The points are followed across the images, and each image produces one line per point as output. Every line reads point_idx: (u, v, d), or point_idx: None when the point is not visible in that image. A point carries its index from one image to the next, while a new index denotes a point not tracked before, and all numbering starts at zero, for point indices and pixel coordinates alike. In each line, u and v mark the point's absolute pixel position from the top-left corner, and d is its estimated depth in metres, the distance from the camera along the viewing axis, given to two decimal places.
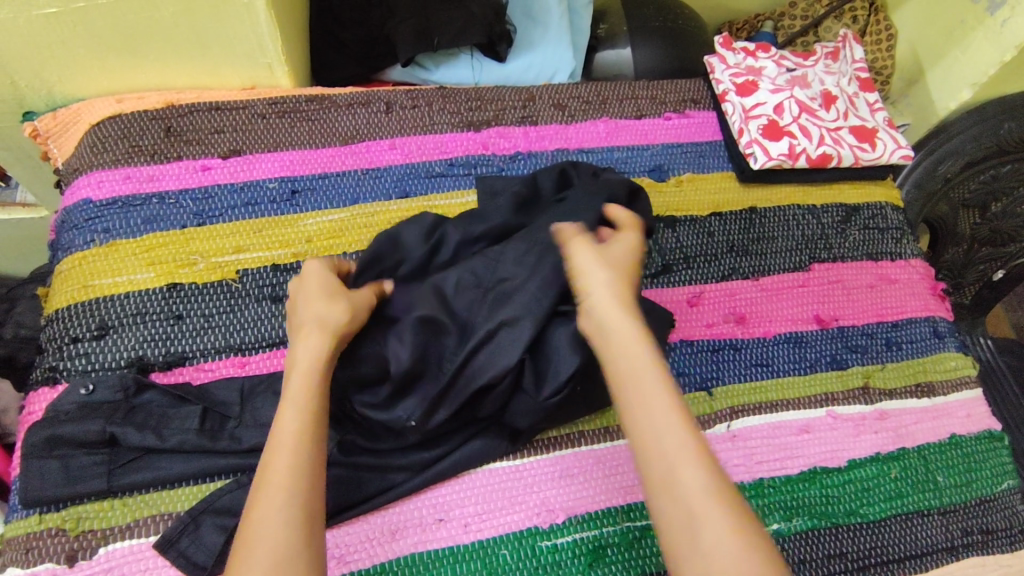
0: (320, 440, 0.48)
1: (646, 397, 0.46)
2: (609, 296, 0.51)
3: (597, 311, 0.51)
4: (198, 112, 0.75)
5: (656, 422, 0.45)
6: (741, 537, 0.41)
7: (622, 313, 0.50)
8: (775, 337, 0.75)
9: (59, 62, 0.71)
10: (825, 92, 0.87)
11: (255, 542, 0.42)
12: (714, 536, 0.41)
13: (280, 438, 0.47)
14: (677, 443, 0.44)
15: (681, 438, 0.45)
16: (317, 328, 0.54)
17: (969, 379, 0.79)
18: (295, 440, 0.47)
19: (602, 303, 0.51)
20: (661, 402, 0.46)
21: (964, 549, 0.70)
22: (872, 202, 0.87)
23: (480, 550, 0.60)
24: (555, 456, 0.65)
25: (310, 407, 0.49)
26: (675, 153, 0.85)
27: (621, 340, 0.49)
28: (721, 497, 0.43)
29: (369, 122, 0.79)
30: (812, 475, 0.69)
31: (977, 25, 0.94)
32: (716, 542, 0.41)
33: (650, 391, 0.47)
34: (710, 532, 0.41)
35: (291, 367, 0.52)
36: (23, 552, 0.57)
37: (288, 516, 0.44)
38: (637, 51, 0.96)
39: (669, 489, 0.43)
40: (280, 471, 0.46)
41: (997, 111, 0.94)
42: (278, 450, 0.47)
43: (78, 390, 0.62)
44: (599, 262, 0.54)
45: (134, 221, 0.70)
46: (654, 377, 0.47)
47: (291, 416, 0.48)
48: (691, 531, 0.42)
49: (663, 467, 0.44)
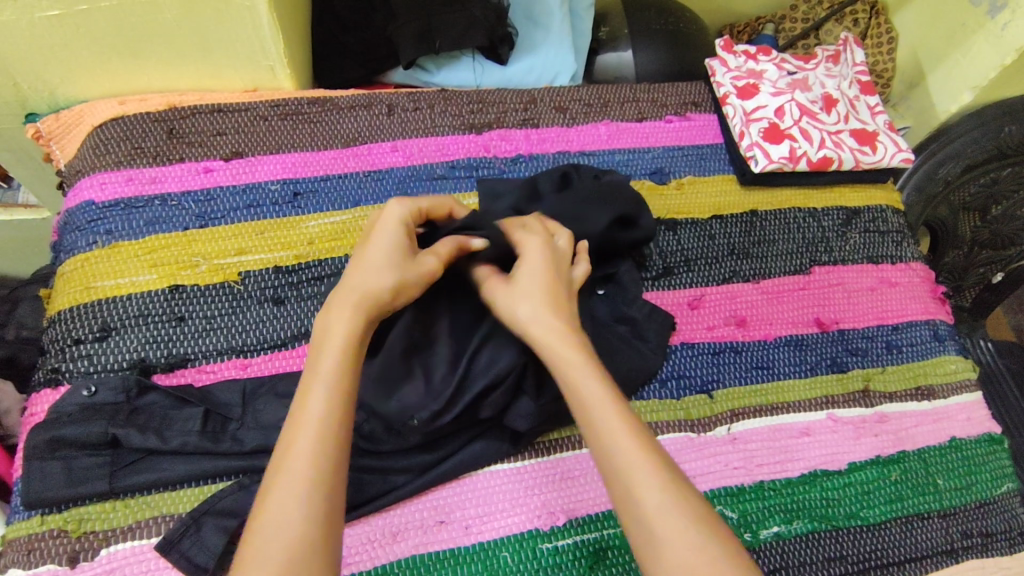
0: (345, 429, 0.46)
1: (599, 418, 0.46)
2: (545, 319, 0.51)
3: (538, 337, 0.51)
4: (201, 115, 0.76)
5: (608, 442, 0.46)
6: (702, 544, 0.42)
7: (561, 338, 0.50)
8: (775, 340, 0.76)
9: (62, 64, 0.71)
10: (826, 95, 0.88)
11: (273, 535, 0.41)
12: (676, 549, 0.41)
13: (305, 422, 0.45)
14: (630, 460, 0.45)
15: (636, 458, 0.45)
16: (360, 296, 0.50)
17: (969, 382, 0.79)
18: (321, 430, 0.45)
19: (537, 335, 0.51)
20: (610, 421, 0.46)
21: (964, 552, 0.70)
22: (873, 205, 0.87)
23: (481, 553, 0.60)
24: (556, 458, 0.65)
25: (338, 390, 0.46)
26: (676, 155, 0.85)
27: (566, 364, 0.49)
28: (679, 507, 0.43)
29: (371, 124, 0.79)
30: (812, 478, 0.69)
31: (978, 28, 0.94)
32: (679, 555, 0.41)
33: (599, 411, 0.47)
34: (671, 545, 0.42)
35: (324, 341, 0.49)
36: (25, 553, 0.57)
37: (309, 510, 0.42)
38: (638, 54, 0.96)
39: (630, 509, 0.44)
40: (302, 459, 0.44)
41: (998, 115, 0.93)
42: (300, 437, 0.44)
43: (80, 392, 0.62)
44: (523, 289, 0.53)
45: (137, 223, 0.70)
46: (600, 396, 0.47)
47: (317, 403, 0.46)
48: (655, 551, 0.42)
49: (620, 487, 0.45)
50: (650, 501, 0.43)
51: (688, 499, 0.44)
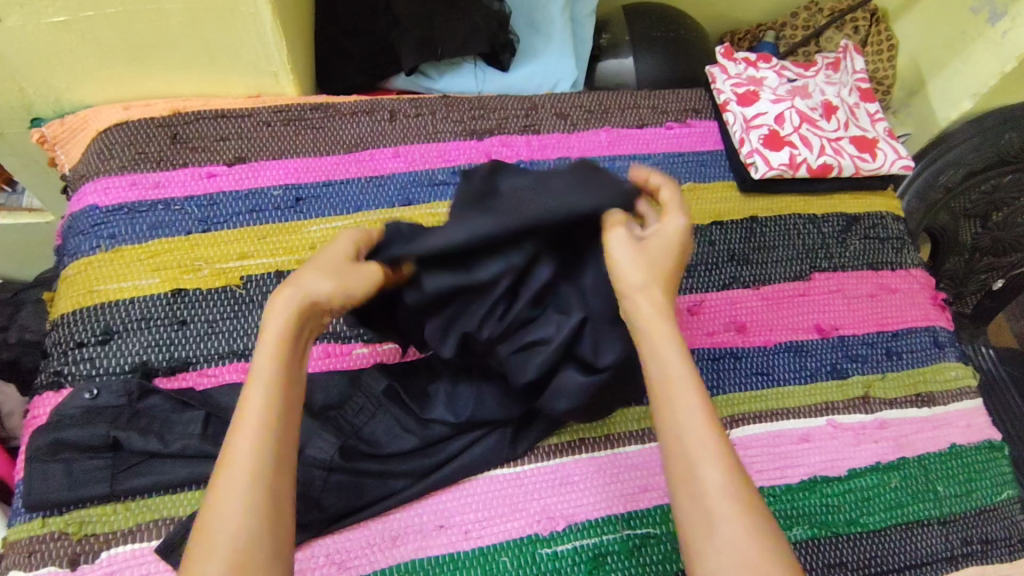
0: (281, 482, 0.42)
1: (677, 391, 0.45)
2: (647, 287, 0.48)
3: (633, 302, 0.48)
4: (205, 120, 0.76)
5: (678, 417, 0.45)
6: (754, 531, 0.41)
7: (655, 307, 0.48)
8: (775, 346, 0.76)
9: (67, 71, 0.72)
10: (826, 103, 0.88)
11: (216, 529, 0.40)
12: (727, 533, 0.41)
13: (247, 414, 0.43)
14: (696, 439, 0.44)
15: (705, 438, 0.44)
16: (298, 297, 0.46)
17: (969, 389, 0.79)
18: (252, 483, 0.41)
19: (635, 302, 0.48)
20: (684, 394, 0.45)
21: (964, 559, 0.70)
22: (872, 212, 0.88)
23: (480, 557, 0.60)
24: (557, 463, 0.65)
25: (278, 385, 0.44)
26: (677, 162, 0.85)
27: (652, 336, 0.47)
28: (738, 492, 0.42)
29: (373, 130, 0.80)
30: (812, 485, 0.69)
31: (977, 36, 0.94)
32: (732, 538, 0.41)
33: (676, 385, 0.45)
34: (724, 523, 0.41)
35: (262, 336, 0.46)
36: (26, 555, 0.57)
37: (253, 506, 0.41)
38: (640, 61, 0.97)
39: (689, 487, 0.43)
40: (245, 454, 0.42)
41: (998, 122, 0.94)
42: (227, 480, 0.41)
43: (82, 395, 0.63)
44: (640, 253, 0.50)
45: (140, 227, 0.71)
46: (680, 372, 0.46)
47: (260, 395, 0.44)
48: (705, 527, 0.41)
49: (680, 455, 0.44)
50: (708, 480, 0.42)
51: (746, 486, 0.43)
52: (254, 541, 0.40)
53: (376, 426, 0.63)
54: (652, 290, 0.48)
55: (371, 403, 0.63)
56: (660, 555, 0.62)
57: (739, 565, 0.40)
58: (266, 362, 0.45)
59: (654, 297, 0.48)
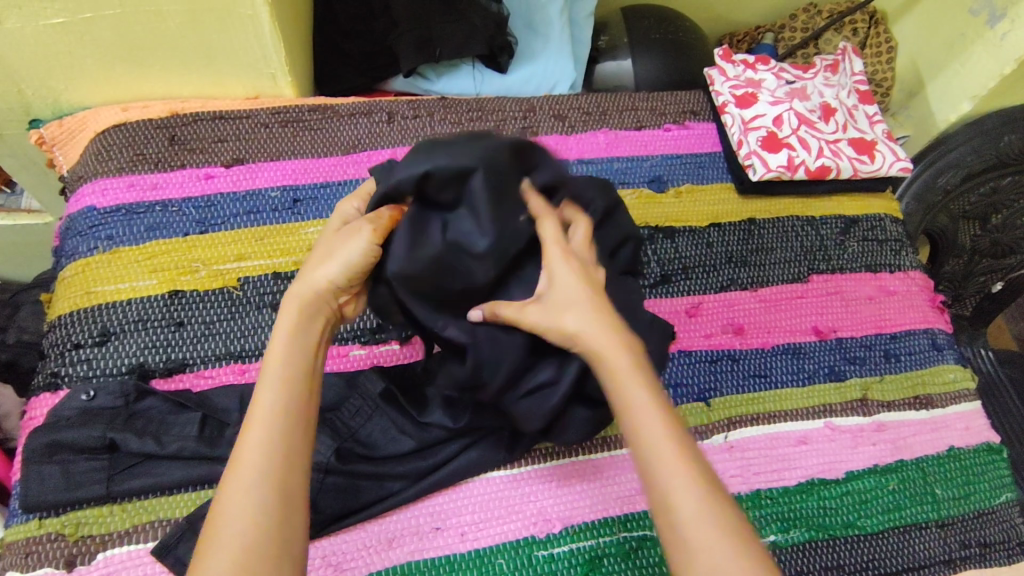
0: (290, 479, 0.43)
1: (646, 423, 0.45)
2: (596, 329, 0.48)
3: (590, 346, 0.47)
4: (203, 122, 0.76)
5: (649, 449, 0.44)
6: (739, 554, 0.40)
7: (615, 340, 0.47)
8: (773, 348, 0.76)
9: (65, 72, 0.72)
10: (825, 104, 0.88)
11: (225, 525, 0.41)
12: (710, 568, 0.40)
13: (257, 414, 0.45)
14: (670, 472, 0.43)
15: (679, 467, 0.43)
16: (296, 292, 0.50)
17: (968, 392, 0.79)
18: (262, 478, 0.42)
19: (588, 342, 0.47)
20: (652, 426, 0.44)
21: (961, 562, 0.70)
22: (871, 214, 0.88)
23: (476, 560, 0.60)
24: (554, 465, 0.65)
25: (288, 385, 0.46)
26: (675, 163, 0.85)
27: (616, 371, 0.46)
28: (717, 520, 0.41)
29: (371, 131, 0.80)
30: (809, 487, 0.69)
31: (976, 38, 0.94)
32: (718, 570, 0.40)
33: (643, 420, 0.45)
34: (706, 553, 0.40)
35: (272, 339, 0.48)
36: (22, 557, 0.57)
37: (263, 501, 0.42)
38: (638, 63, 0.97)
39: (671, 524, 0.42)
40: (254, 452, 0.43)
41: (997, 124, 0.94)
42: (238, 478, 0.42)
43: (78, 396, 0.63)
44: (555, 302, 0.49)
45: (138, 228, 0.71)
46: (647, 406, 0.45)
47: (271, 395, 0.45)
48: (687, 560, 0.41)
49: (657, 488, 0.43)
50: (688, 514, 0.41)
51: (726, 507, 0.42)
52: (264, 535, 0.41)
53: (372, 428, 0.62)
54: (603, 330, 0.48)
55: (369, 405, 0.63)
56: (657, 558, 0.62)
57: None
58: (275, 363, 0.47)
59: (608, 335, 0.47)
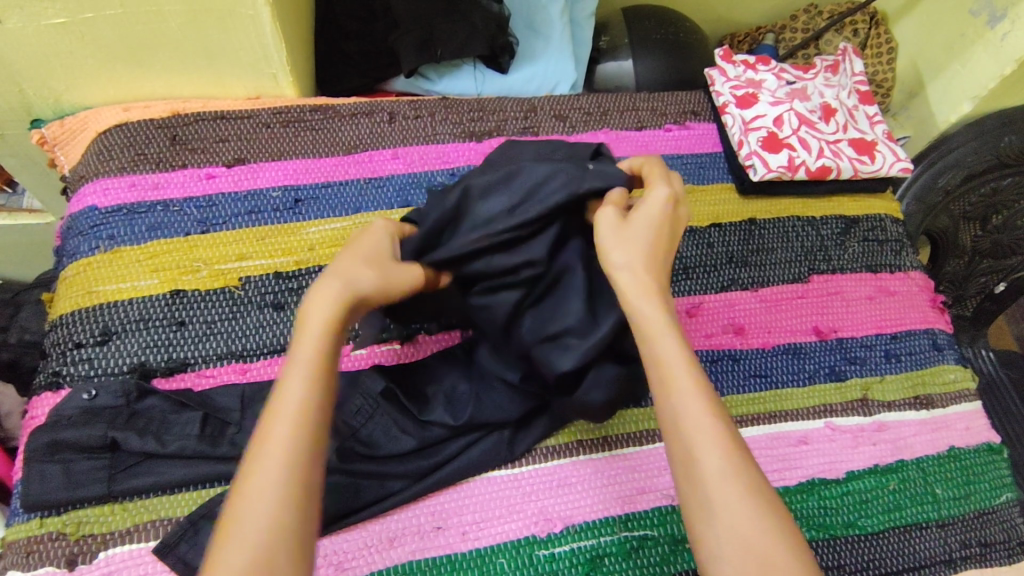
0: (311, 479, 0.42)
1: (675, 375, 0.46)
2: (636, 274, 0.49)
3: (626, 291, 0.49)
4: (204, 122, 0.76)
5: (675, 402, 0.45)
6: (757, 513, 0.41)
7: (649, 291, 0.49)
8: (773, 348, 0.76)
9: (66, 72, 0.72)
10: (825, 105, 0.88)
11: (243, 525, 0.39)
12: (726, 514, 0.41)
13: (281, 410, 0.43)
14: (694, 423, 0.44)
15: (705, 421, 0.44)
16: (343, 286, 0.49)
17: (968, 392, 0.79)
18: (284, 477, 0.41)
19: (625, 287, 0.49)
20: (681, 379, 0.45)
21: (962, 562, 0.70)
22: (871, 214, 0.88)
23: (477, 559, 0.60)
24: (554, 465, 0.65)
25: (316, 381, 0.45)
26: (675, 164, 0.86)
27: (648, 325, 0.48)
28: (739, 473, 0.42)
29: (372, 131, 0.80)
30: (810, 487, 0.69)
31: (976, 39, 0.94)
32: (735, 521, 0.41)
33: (670, 368, 0.46)
34: (724, 505, 0.41)
35: (303, 328, 0.47)
36: (23, 556, 0.57)
37: (282, 502, 0.40)
38: (639, 64, 0.97)
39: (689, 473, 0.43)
40: (278, 449, 0.42)
41: (997, 125, 0.94)
42: (259, 476, 0.41)
43: (80, 395, 0.63)
44: (628, 236, 0.51)
45: (139, 228, 0.71)
46: (676, 357, 0.46)
47: (297, 391, 0.44)
48: (704, 511, 0.42)
49: (679, 441, 0.44)
50: (706, 461, 0.42)
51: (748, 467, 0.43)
52: (284, 537, 0.40)
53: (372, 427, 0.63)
54: (643, 277, 0.49)
55: (369, 405, 0.63)
56: (657, 557, 0.62)
57: (744, 550, 0.40)
58: (306, 358, 0.45)
59: (646, 282, 0.49)
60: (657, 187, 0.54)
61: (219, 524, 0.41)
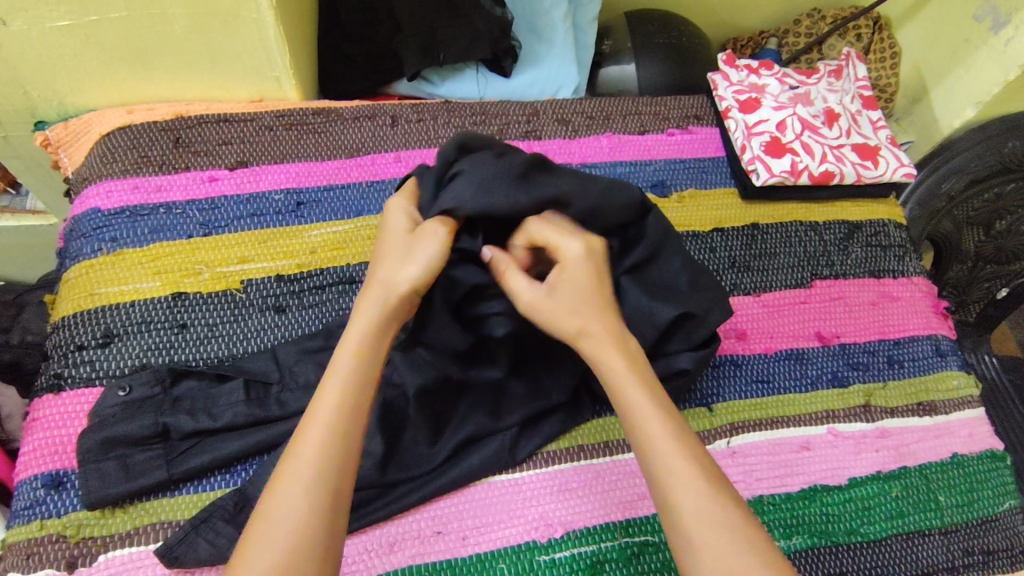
0: (338, 488, 0.44)
1: (646, 424, 0.48)
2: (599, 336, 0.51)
3: (591, 347, 0.51)
4: (206, 124, 0.76)
5: (652, 446, 0.47)
6: (742, 547, 0.42)
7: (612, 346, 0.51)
8: (775, 353, 0.75)
9: (70, 74, 0.72)
10: (828, 110, 0.88)
11: (273, 518, 0.42)
12: (715, 561, 0.42)
13: (319, 412, 0.46)
14: (670, 469, 0.46)
15: (681, 464, 0.46)
16: (377, 300, 0.51)
17: (971, 399, 0.78)
18: (313, 477, 0.43)
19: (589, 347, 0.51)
20: (652, 427, 0.47)
21: (965, 569, 0.69)
22: (874, 219, 0.87)
23: (477, 563, 0.60)
24: (556, 470, 0.65)
25: (353, 384, 0.47)
26: (678, 168, 0.85)
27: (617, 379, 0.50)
28: (715, 512, 0.44)
29: (374, 135, 0.80)
30: (813, 493, 0.68)
31: (981, 44, 0.94)
32: (718, 561, 0.42)
33: (642, 417, 0.48)
34: (706, 545, 0.43)
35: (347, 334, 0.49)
36: (24, 558, 0.57)
37: (314, 500, 0.42)
38: (641, 67, 0.97)
39: (670, 514, 0.45)
40: (312, 448, 0.44)
41: (1001, 130, 0.93)
42: (292, 472, 0.43)
43: (114, 393, 0.63)
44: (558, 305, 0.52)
45: (142, 230, 0.71)
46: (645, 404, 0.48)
47: (334, 392, 0.46)
48: (689, 554, 0.43)
49: (660, 488, 0.46)
50: (687, 509, 0.44)
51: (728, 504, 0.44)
52: (309, 537, 0.41)
53: None
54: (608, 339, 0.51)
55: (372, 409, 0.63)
56: (658, 563, 0.62)
57: None
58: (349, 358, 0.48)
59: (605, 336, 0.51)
60: (566, 249, 0.54)
61: (250, 519, 0.43)
